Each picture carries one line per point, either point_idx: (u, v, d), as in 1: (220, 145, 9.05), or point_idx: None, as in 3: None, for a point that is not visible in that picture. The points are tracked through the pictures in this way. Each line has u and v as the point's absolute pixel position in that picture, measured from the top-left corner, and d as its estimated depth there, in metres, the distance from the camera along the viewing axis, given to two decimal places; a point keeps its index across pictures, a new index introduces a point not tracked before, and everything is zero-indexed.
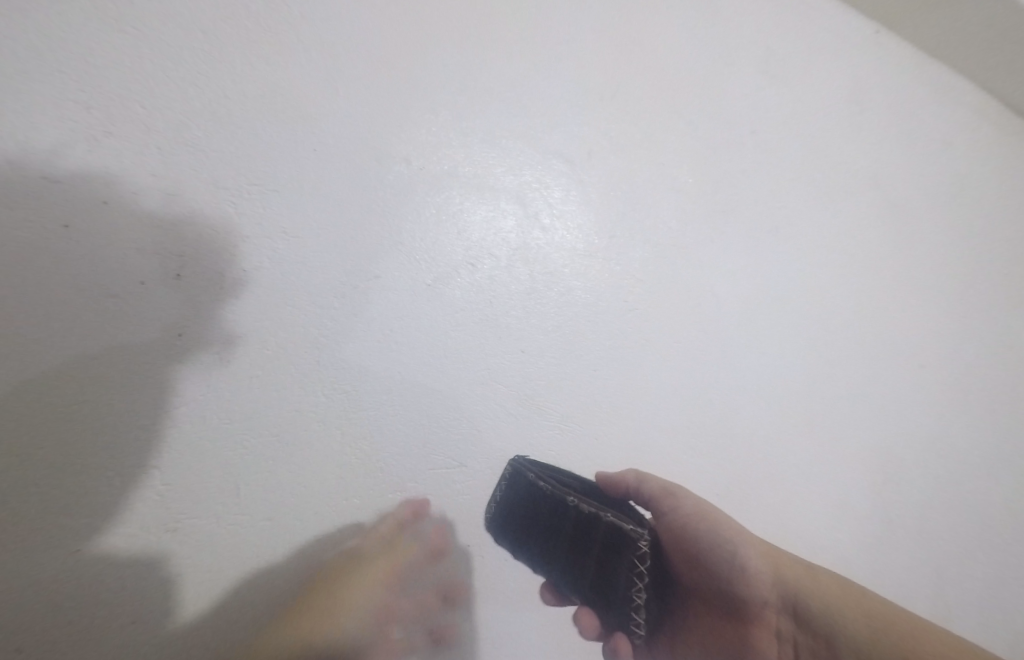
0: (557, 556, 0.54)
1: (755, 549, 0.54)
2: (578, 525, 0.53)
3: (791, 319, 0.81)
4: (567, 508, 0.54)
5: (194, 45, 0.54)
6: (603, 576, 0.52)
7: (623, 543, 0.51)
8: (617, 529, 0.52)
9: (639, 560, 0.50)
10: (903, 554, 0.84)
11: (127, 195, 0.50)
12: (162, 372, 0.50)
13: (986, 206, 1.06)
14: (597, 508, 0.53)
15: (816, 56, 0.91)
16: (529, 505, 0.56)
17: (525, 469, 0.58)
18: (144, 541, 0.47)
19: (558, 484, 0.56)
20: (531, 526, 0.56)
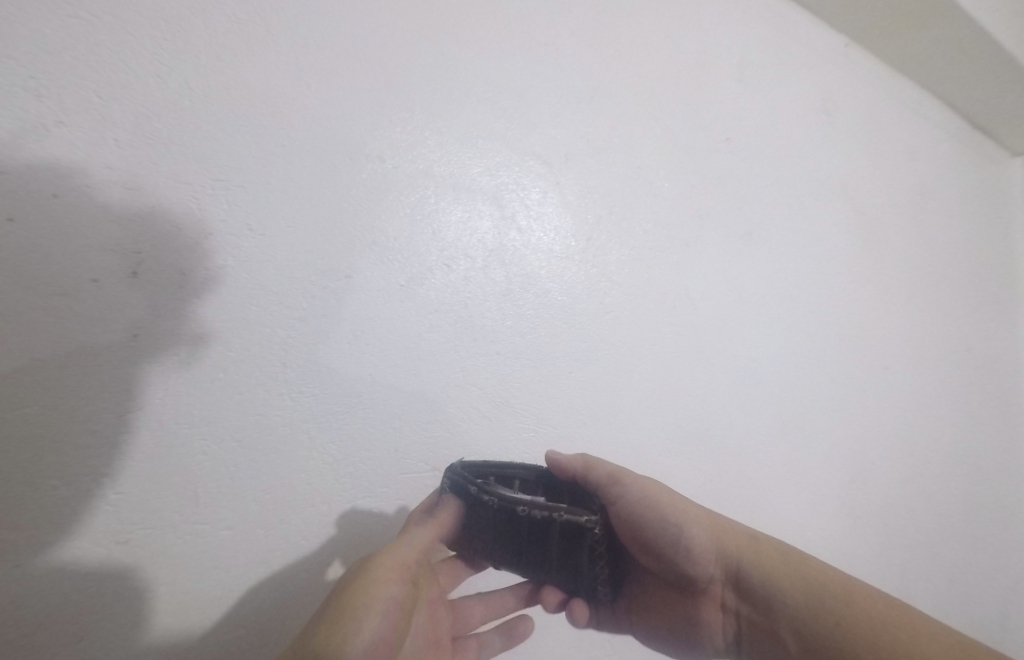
0: (520, 557, 0.54)
1: (702, 526, 0.58)
2: (535, 531, 0.53)
3: (765, 321, 0.83)
4: (521, 517, 0.53)
5: (154, 32, 0.51)
6: (566, 561, 0.55)
7: (580, 532, 0.54)
8: (572, 524, 0.53)
9: (594, 538, 0.55)
10: (868, 548, 0.88)
11: (81, 189, 0.47)
12: (118, 375, 0.47)
13: (940, 213, 1.11)
14: (550, 510, 0.53)
15: (789, 66, 0.93)
16: (480, 517, 0.53)
17: (465, 481, 0.53)
18: (97, 553, 0.45)
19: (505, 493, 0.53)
20: (489, 535, 0.54)
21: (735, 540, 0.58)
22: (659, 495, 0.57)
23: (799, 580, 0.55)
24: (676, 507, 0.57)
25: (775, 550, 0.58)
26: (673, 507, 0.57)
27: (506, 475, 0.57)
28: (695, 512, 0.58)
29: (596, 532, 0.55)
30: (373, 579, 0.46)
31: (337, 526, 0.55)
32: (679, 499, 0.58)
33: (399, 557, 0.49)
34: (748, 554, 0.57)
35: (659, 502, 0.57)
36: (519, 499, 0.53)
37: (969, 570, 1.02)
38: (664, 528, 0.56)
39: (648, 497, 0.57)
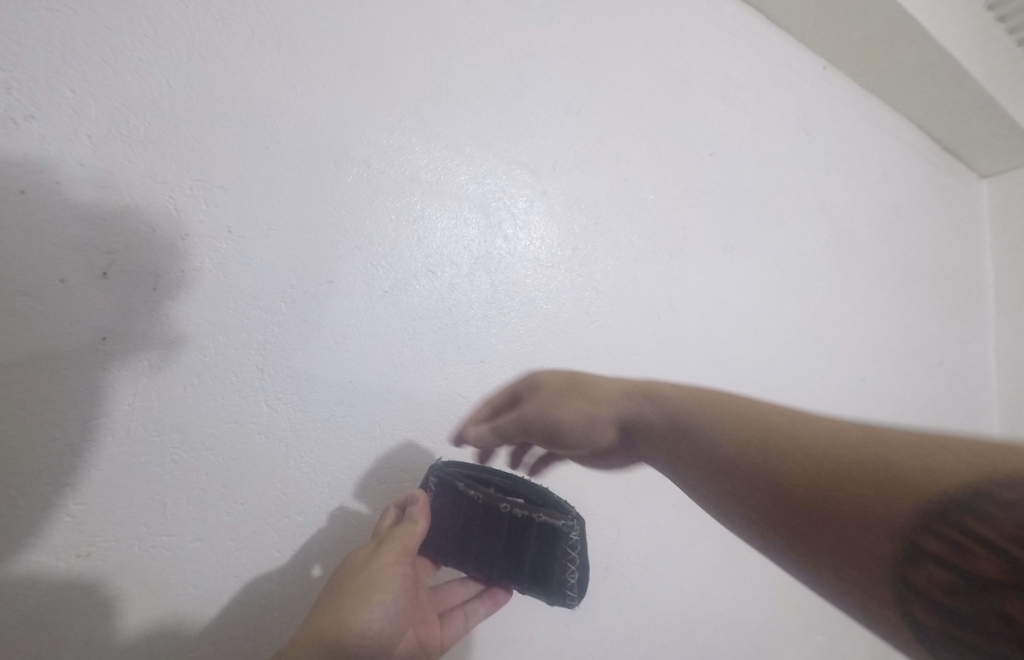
0: (494, 556, 0.50)
1: (610, 388, 0.55)
2: (513, 531, 0.50)
3: (747, 334, 0.85)
4: (501, 514, 0.50)
5: (134, 28, 0.49)
6: (538, 572, 0.48)
7: (559, 542, 0.48)
8: (550, 530, 0.48)
9: (572, 551, 0.48)
10: None
11: (51, 185, 0.45)
12: (83, 380, 0.45)
13: (912, 231, 1.15)
14: (530, 510, 0.49)
15: (769, 87, 0.95)
16: (463, 515, 0.51)
17: (453, 478, 0.52)
18: (55, 567, 0.43)
19: (491, 489, 0.51)
20: (467, 532, 0.51)
21: (655, 393, 0.52)
22: (566, 379, 0.58)
23: (726, 415, 0.46)
24: (578, 383, 0.56)
25: (694, 390, 0.51)
26: (578, 385, 0.56)
27: (497, 478, 0.52)
28: (603, 380, 0.56)
29: (576, 545, 0.48)
30: (376, 570, 0.45)
31: (316, 539, 0.53)
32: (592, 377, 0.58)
33: (397, 549, 0.46)
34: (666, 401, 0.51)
35: (559, 387, 0.57)
36: (502, 495, 0.50)
37: None
38: (568, 411, 0.54)
39: (554, 383, 0.58)
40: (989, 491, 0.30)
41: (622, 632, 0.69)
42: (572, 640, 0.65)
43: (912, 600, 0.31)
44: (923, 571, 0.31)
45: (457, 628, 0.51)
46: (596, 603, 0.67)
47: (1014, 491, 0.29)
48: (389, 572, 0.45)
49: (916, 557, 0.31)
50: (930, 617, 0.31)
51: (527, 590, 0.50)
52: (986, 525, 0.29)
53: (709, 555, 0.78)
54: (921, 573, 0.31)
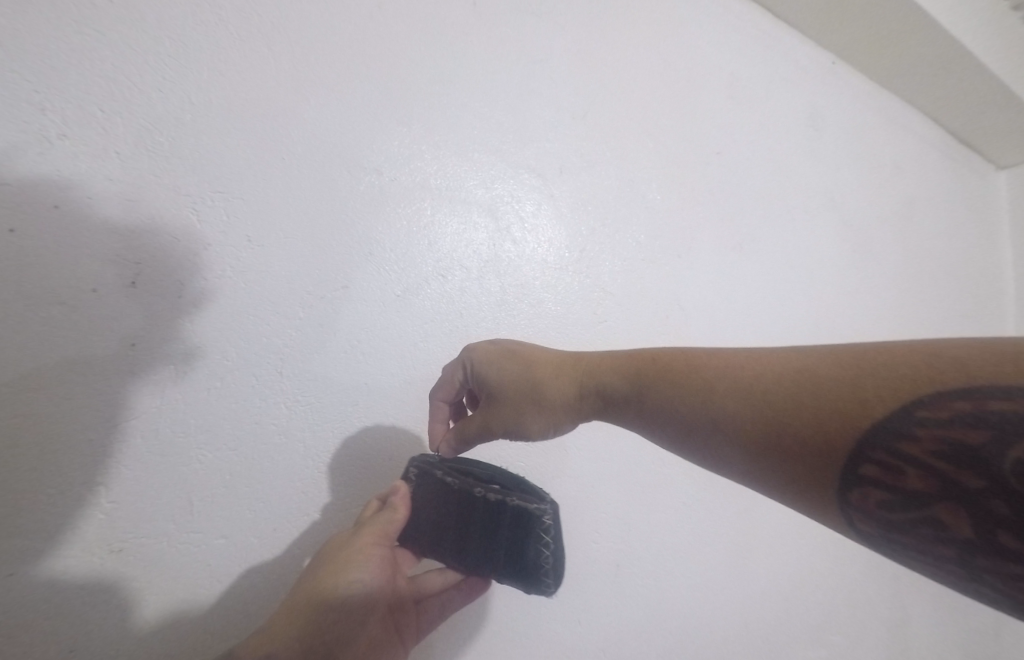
0: (471, 546, 0.50)
1: (561, 383, 0.51)
2: (488, 517, 0.50)
3: (759, 331, 0.85)
4: (476, 500, 0.50)
5: (159, 49, 0.52)
6: (514, 562, 0.48)
7: (531, 525, 0.48)
8: (523, 513, 0.48)
9: (546, 536, 0.48)
10: (850, 549, 0.91)
11: (82, 200, 0.48)
12: (114, 385, 0.47)
13: (927, 224, 1.13)
14: (504, 494, 0.50)
15: (777, 83, 0.95)
16: (439, 504, 0.51)
17: (432, 468, 0.53)
18: (90, 562, 0.45)
19: (467, 477, 0.52)
20: (446, 520, 0.51)
21: (606, 367, 0.51)
22: (517, 374, 0.52)
23: (687, 378, 0.44)
24: (532, 370, 0.52)
25: (635, 355, 0.50)
26: (530, 384, 0.51)
27: (477, 470, 0.53)
28: (552, 371, 0.52)
29: (550, 529, 0.48)
30: (354, 550, 0.47)
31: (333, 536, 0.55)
32: (531, 350, 0.54)
33: (375, 533, 0.48)
34: (609, 373, 0.50)
35: (518, 390, 0.51)
36: (476, 482, 0.51)
37: None
38: (533, 411, 0.50)
39: (509, 380, 0.51)
40: (909, 409, 0.31)
41: (637, 634, 0.69)
42: (588, 642, 0.66)
43: (853, 515, 0.34)
44: (864, 493, 0.32)
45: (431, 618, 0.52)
46: (609, 604, 0.67)
47: (932, 407, 0.30)
48: (368, 552, 0.47)
49: (856, 481, 0.33)
50: (870, 526, 0.33)
51: (504, 580, 0.50)
52: (912, 444, 0.30)
53: (723, 556, 0.77)
54: (860, 493, 0.33)
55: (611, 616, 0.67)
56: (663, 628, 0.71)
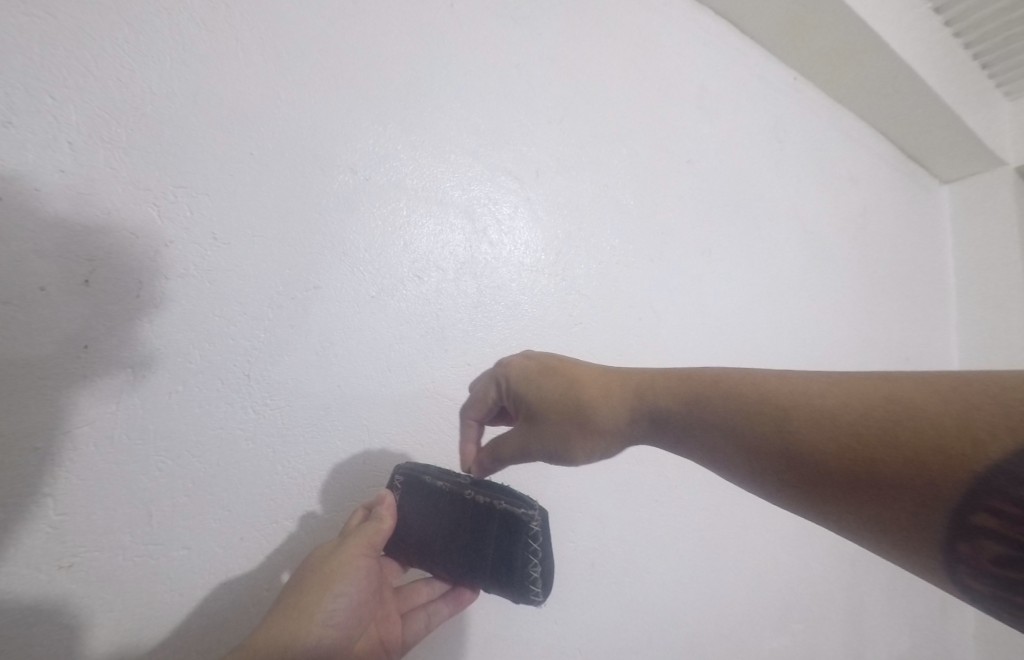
0: (461, 550, 0.51)
1: (611, 408, 0.52)
2: (476, 521, 0.50)
3: (725, 334, 0.88)
4: (466, 502, 0.51)
5: (116, 34, 0.49)
6: (502, 567, 0.48)
7: (518, 529, 0.48)
8: (511, 517, 0.48)
9: (535, 542, 0.47)
10: (811, 542, 0.95)
11: (29, 191, 0.44)
12: (63, 390, 0.44)
13: (878, 233, 1.21)
14: (492, 497, 0.50)
15: (742, 96, 0.99)
16: (431, 508, 0.52)
17: (421, 472, 0.53)
18: (35, 582, 0.42)
19: (457, 479, 0.53)
20: (436, 525, 0.52)
21: (655, 388, 0.51)
22: (557, 395, 0.53)
23: (751, 384, 0.46)
24: (579, 396, 0.52)
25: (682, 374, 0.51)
26: (575, 407, 0.52)
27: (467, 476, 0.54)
28: (600, 394, 0.52)
29: (538, 535, 0.47)
30: (340, 562, 0.46)
31: (304, 544, 0.53)
32: (579, 371, 0.55)
33: (362, 542, 0.47)
34: (665, 397, 0.50)
35: (564, 415, 0.52)
36: (466, 483, 0.51)
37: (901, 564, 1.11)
38: (578, 434, 0.52)
39: (557, 405, 0.53)
40: None
41: (612, 633, 0.70)
42: (564, 641, 0.66)
43: (961, 571, 0.36)
44: (977, 545, 0.34)
45: (416, 630, 0.52)
46: (585, 602, 0.68)
47: None
48: (351, 563, 0.46)
49: (971, 533, 0.34)
50: (980, 579, 0.35)
51: (492, 588, 0.49)
52: None
53: (694, 552, 0.79)
54: (973, 545, 0.34)
55: (587, 615, 0.68)
56: (636, 624, 0.72)
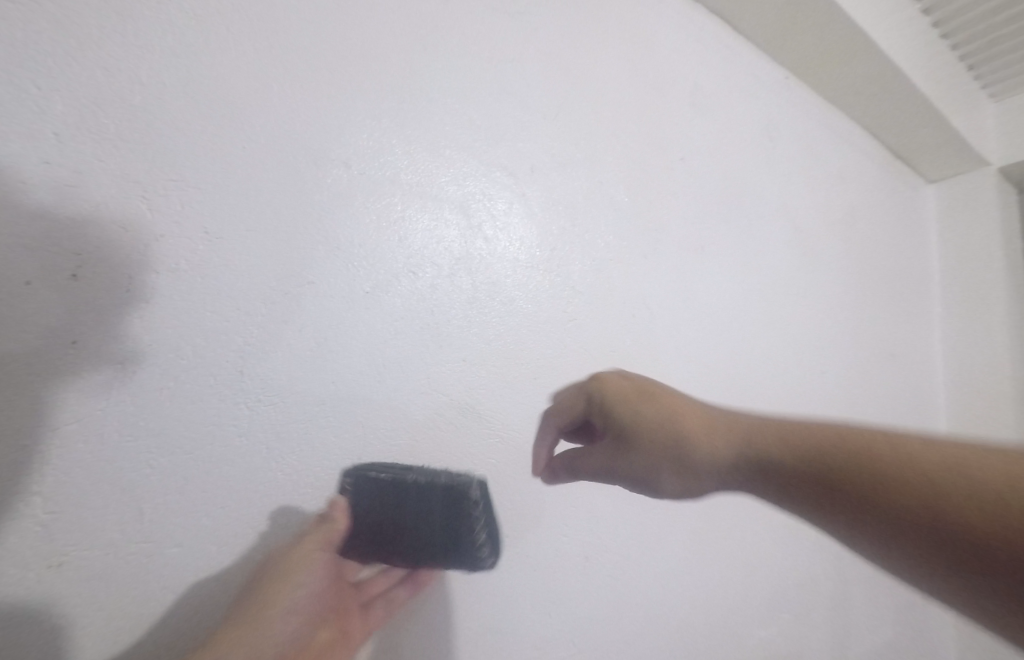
0: (409, 532, 0.54)
1: (712, 442, 0.51)
2: (418, 506, 0.53)
3: (716, 330, 0.89)
4: (409, 488, 0.53)
5: (102, 21, 0.48)
6: (453, 537, 0.53)
7: (460, 497, 0.54)
8: (452, 488, 0.54)
9: (476, 507, 0.54)
10: (799, 534, 0.97)
11: (13, 182, 0.43)
12: (50, 387, 0.43)
13: (866, 231, 1.23)
14: (432, 476, 0.55)
15: (735, 94, 1.00)
16: (381, 503, 0.53)
17: (368, 469, 0.54)
18: (24, 581, 0.41)
19: (398, 470, 0.55)
20: (386, 514, 0.53)
21: (763, 431, 0.50)
22: (658, 423, 0.54)
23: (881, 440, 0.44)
24: (681, 424, 0.53)
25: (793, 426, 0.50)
26: (674, 437, 0.52)
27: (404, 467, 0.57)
28: (703, 427, 0.52)
29: (478, 501, 0.54)
30: (298, 557, 0.49)
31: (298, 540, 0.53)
32: (681, 407, 0.55)
33: (318, 540, 0.50)
34: (773, 440, 0.49)
35: (664, 438, 0.52)
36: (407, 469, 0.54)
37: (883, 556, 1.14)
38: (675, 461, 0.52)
39: (656, 431, 0.53)
40: None
41: (604, 624, 0.71)
42: (556, 632, 0.67)
43: None
44: None
45: (378, 617, 0.56)
46: (577, 594, 0.69)
47: None
48: (308, 558, 0.50)
49: None
50: None
51: (446, 562, 0.54)
52: None
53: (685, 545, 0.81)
54: None
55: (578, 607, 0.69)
56: (628, 616, 0.73)
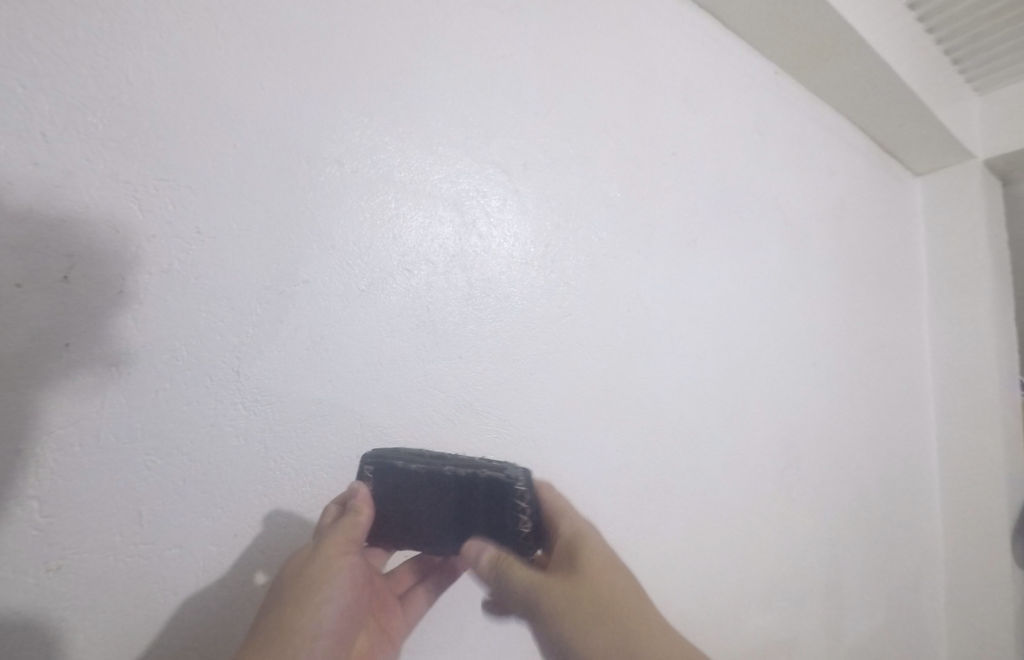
0: (452, 518, 0.54)
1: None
2: (460, 493, 0.53)
3: (709, 324, 0.90)
4: (447, 478, 0.52)
5: (88, 20, 0.47)
6: (495, 525, 0.54)
7: (504, 489, 0.52)
8: (495, 481, 0.52)
9: (522, 500, 0.52)
10: (792, 523, 0.99)
11: (1, 185, 0.42)
12: (44, 391, 0.43)
13: (855, 224, 1.24)
14: (473, 466, 0.53)
15: (726, 90, 1.00)
16: (414, 491, 0.53)
17: (394, 458, 0.53)
18: (22, 586, 0.41)
19: (430, 459, 0.53)
20: (420, 502, 0.53)
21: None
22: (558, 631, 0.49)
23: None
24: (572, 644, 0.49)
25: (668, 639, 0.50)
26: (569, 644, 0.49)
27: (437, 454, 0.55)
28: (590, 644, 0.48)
29: (524, 493, 0.52)
30: (326, 560, 0.49)
31: (298, 538, 0.53)
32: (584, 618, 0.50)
33: (344, 538, 0.49)
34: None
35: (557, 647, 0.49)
36: (444, 459, 0.53)
37: (872, 542, 1.17)
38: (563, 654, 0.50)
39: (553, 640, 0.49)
40: None
41: None
42: None
43: None
44: None
45: (420, 607, 0.58)
46: None
47: None
48: (336, 559, 0.49)
49: None
50: None
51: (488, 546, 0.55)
52: None
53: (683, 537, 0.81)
54: None
55: None
56: None
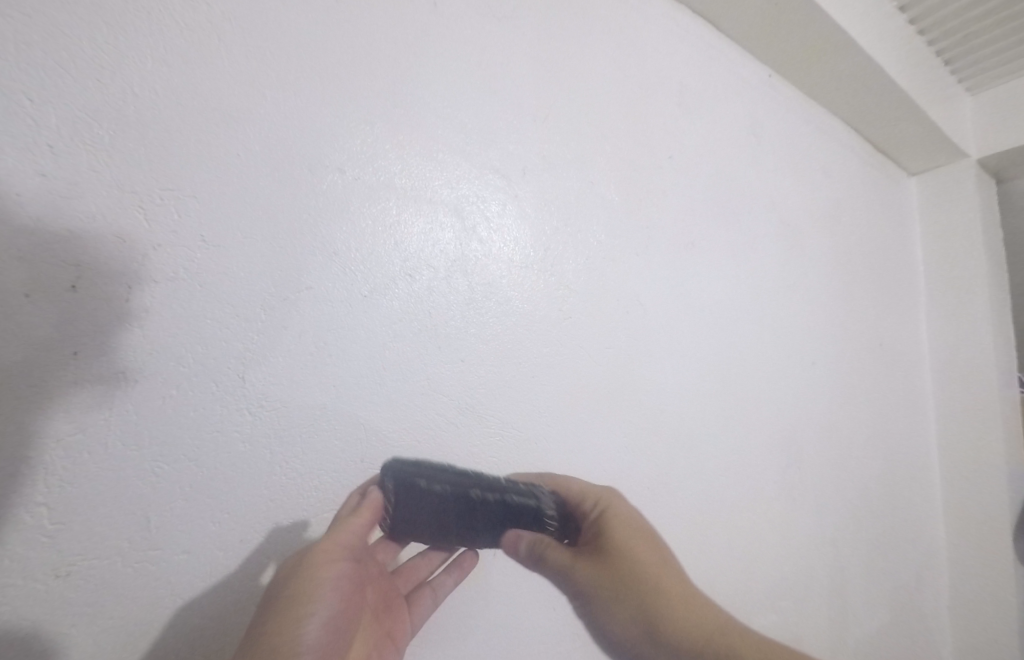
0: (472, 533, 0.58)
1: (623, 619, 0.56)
2: (487, 512, 0.58)
3: (709, 325, 0.91)
4: (476, 500, 0.57)
5: (93, 34, 0.48)
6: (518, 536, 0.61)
7: (530, 509, 0.60)
8: (524, 503, 0.59)
9: (548, 517, 0.60)
10: (795, 522, 0.99)
11: (9, 196, 0.43)
12: (53, 398, 0.44)
13: (852, 224, 1.25)
14: (501, 491, 0.58)
15: (721, 93, 1.02)
16: (439, 511, 0.56)
17: (415, 477, 0.56)
18: (32, 591, 0.41)
19: (456, 478, 0.57)
20: (447, 518, 0.57)
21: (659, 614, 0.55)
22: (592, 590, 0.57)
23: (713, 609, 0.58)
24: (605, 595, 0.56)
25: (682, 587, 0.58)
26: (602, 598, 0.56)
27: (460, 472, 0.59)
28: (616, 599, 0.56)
29: (551, 514, 0.60)
30: (317, 565, 0.49)
31: (303, 542, 0.54)
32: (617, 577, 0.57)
33: (334, 543, 0.50)
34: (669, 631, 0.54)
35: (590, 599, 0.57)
36: (471, 483, 0.57)
37: (875, 540, 1.17)
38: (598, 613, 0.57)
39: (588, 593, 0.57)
40: None
41: None
42: (556, 620, 0.69)
43: None
44: None
45: (425, 607, 0.59)
46: None
47: None
48: (327, 564, 0.50)
49: None
50: None
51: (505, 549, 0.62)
52: None
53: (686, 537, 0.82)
54: None
55: None
56: None
